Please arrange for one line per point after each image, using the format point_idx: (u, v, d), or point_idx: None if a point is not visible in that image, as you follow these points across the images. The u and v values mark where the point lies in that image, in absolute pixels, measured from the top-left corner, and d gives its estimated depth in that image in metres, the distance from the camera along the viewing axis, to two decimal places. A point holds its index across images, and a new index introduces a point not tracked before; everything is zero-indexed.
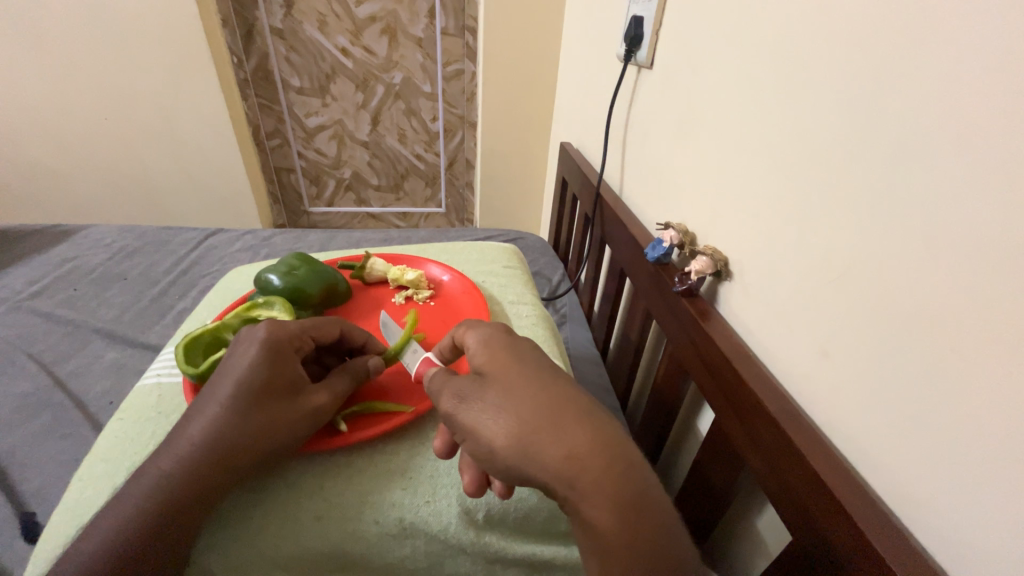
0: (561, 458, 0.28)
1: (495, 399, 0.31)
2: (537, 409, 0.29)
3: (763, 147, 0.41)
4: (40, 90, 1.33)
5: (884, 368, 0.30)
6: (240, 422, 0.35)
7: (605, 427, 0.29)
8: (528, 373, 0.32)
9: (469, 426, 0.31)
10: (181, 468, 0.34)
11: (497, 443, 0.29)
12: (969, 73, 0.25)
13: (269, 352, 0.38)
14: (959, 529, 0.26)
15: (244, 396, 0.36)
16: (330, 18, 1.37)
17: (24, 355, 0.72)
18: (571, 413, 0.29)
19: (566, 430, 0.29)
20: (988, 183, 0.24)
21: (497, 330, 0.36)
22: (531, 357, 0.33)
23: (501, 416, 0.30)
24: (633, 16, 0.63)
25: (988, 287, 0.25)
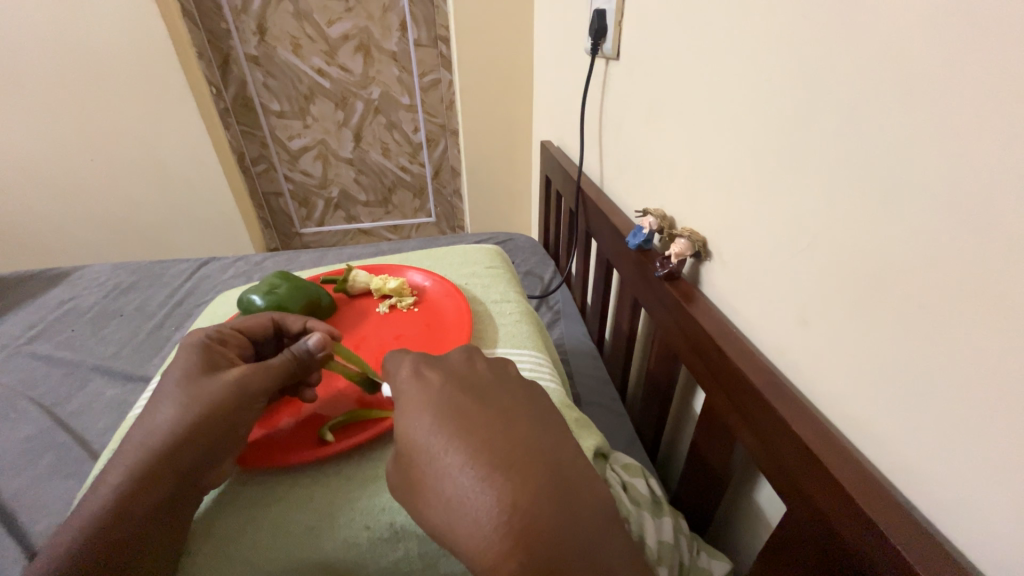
0: (466, 527, 0.27)
1: (425, 458, 0.29)
2: (439, 474, 0.29)
3: (729, 125, 0.42)
4: (25, 138, 1.35)
5: (862, 331, 0.31)
6: (175, 413, 0.37)
7: (509, 490, 0.27)
8: (431, 435, 0.30)
9: (411, 488, 0.30)
10: (135, 469, 0.35)
11: (433, 508, 0.29)
12: (914, 32, 0.25)
13: (197, 346, 0.42)
14: (946, 482, 0.27)
15: (178, 390, 0.39)
16: (303, 40, 1.39)
17: (25, 399, 0.72)
18: (470, 473, 0.28)
19: (467, 497, 0.27)
20: (941, 140, 0.25)
21: (410, 382, 0.34)
22: (456, 401, 0.32)
23: (433, 474, 0.29)
24: (596, 9, 0.64)
25: (947, 238, 0.25)
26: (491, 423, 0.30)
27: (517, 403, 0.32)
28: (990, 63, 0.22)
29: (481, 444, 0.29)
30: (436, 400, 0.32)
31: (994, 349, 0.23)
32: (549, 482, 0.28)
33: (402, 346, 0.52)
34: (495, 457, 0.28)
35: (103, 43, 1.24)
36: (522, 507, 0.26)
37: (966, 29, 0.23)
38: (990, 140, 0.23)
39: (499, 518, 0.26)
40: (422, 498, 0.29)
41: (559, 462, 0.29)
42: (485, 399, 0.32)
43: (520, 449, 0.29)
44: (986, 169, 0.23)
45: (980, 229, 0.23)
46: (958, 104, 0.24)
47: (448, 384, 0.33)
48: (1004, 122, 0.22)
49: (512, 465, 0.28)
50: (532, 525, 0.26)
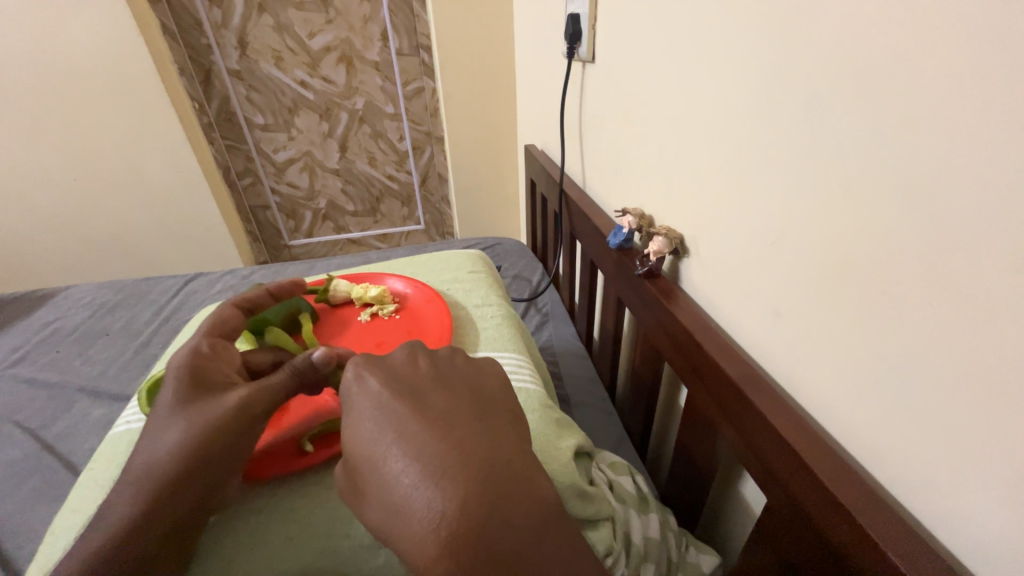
0: (397, 536, 0.27)
1: (367, 465, 0.29)
2: (378, 480, 0.29)
3: (701, 122, 0.42)
4: (7, 161, 1.34)
5: (832, 321, 0.31)
6: (186, 433, 0.35)
7: (447, 505, 0.27)
8: (374, 441, 0.30)
9: (356, 495, 0.30)
10: (149, 491, 0.34)
11: (374, 514, 0.29)
12: (876, 26, 0.26)
13: (189, 368, 0.39)
14: (916, 463, 0.27)
15: (181, 408, 0.37)
16: (285, 53, 1.39)
17: (9, 423, 0.72)
18: (407, 484, 0.28)
19: (409, 503, 0.27)
20: (913, 128, 0.25)
21: (350, 386, 0.33)
22: (394, 405, 0.31)
23: (376, 481, 0.29)
24: (571, 14, 0.65)
25: (907, 226, 0.26)
26: (429, 426, 0.30)
27: (458, 403, 0.32)
28: (949, 52, 0.23)
29: (421, 448, 0.28)
30: (381, 405, 0.31)
31: (969, 336, 0.24)
32: (491, 493, 0.27)
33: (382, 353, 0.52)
34: (431, 471, 0.28)
35: (84, 62, 1.24)
36: (459, 523, 0.26)
37: (922, 21, 0.24)
38: (954, 129, 0.23)
39: (426, 535, 0.26)
40: (360, 499, 0.30)
41: (508, 483, 0.28)
42: (425, 400, 0.32)
43: (461, 466, 0.28)
44: (950, 157, 0.23)
45: (948, 219, 0.24)
46: (922, 94, 0.24)
47: (388, 386, 0.32)
48: (967, 109, 0.22)
49: (456, 478, 0.27)
50: (468, 542, 0.26)
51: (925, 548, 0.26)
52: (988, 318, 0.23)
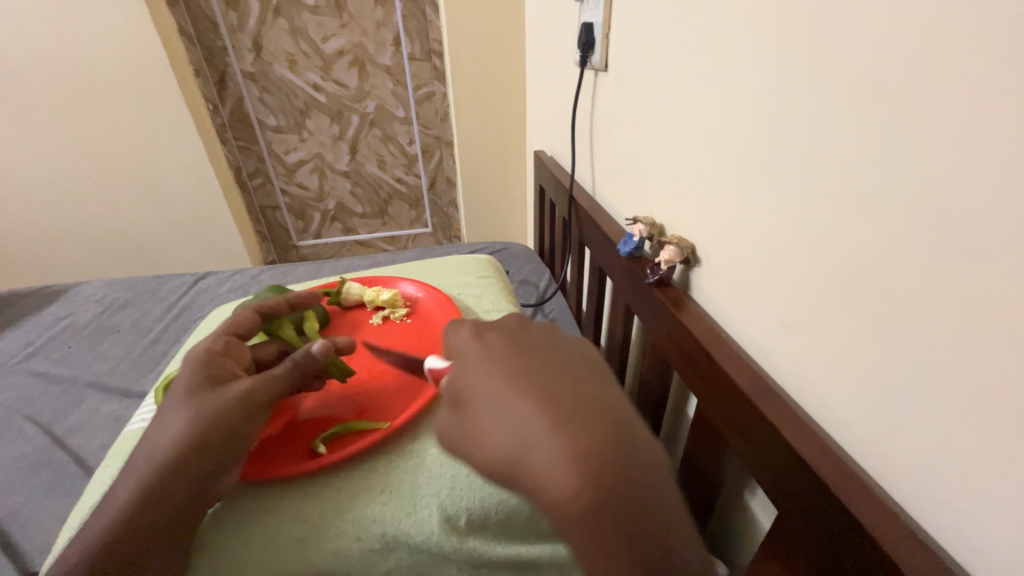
0: (516, 469, 0.27)
1: (484, 410, 0.30)
2: (492, 411, 0.29)
3: (713, 133, 0.43)
4: (24, 157, 1.36)
5: (844, 335, 0.31)
6: (182, 429, 0.37)
7: (578, 444, 0.26)
8: (495, 387, 0.30)
9: (469, 441, 0.30)
10: (148, 479, 0.36)
11: (493, 457, 0.28)
12: (889, 43, 0.26)
13: (200, 362, 0.41)
14: (930, 479, 0.27)
15: (182, 398, 0.39)
16: (299, 56, 1.41)
17: (21, 416, 0.72)
18: (524, 417, 0.28)
19: (533, 443, 0.27)
20: (924, 145, 0.25)
21: (469, 343, 0.35)
22: (512, 357, 0.32)
23: (494, 425, 0.29)
24: (584, 23, 0.65)
25: (922, 242, 0.26)
26: (549, 376, 0.30)
27: (575, 361, 0.32)
28: (961, 71, 0.23)
29: (543, 393, 0.28)
30: (495, 350, 0.33)
31: (981, 353, 0.24)
32: (621, 437, 0.26)
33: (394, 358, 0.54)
34: (554, 401, 0.28)
35: (102, 61, 1.26)
36: (590, 463, 0.25)
37: (935, 40, 0.24)
38: (973, 146, 0.23)
39: (551, 465, 0.26)
40: (469, 438, 0.30)
41: (636, 433, 0.27)
42: (540, 356, 0.32)
43: (583, 404, 0.27)
44: (963, 174, 0.23)
45: (959, 234, 0.24)
46: (937, 111, 0.24)
47: (505, 345, 0.34)
48: (980, 128, 0.23)
49: (581, 421, 0.27)
50: (602, 483, 0.25)
51: (936, 562, 0.25)
52: (997, 335, 0.23)
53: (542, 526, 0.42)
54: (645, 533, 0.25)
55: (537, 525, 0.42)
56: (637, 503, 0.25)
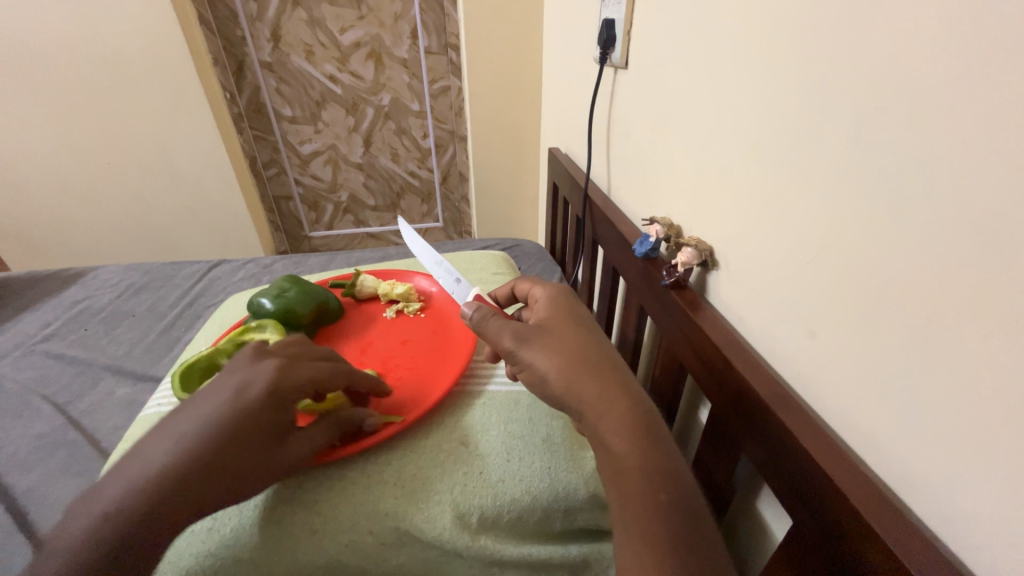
0: (577, 374, 0.38)
1: (553, 343, 0.40)
2: (562, 349, 0.40)
3: (736, 136, 0.42)
4: (45, 142, 1.38)
5: (871, 346, 0.30)
6: (226, 470, 0.35)
7: (620, 385, 0.38)
8: (567, 334, 0.41)
9: (529, 361, 0.40)
10: (149, 495, 0.33)
11: (551, 375, 0.39)
12: (915, 46, 0.26)
13: (274, 402, 0.38)
14: (955, 499, 0.26)
15: (230, 424, 0.35)
16: (316, 47, 1.41)
17: (38, 396, 0.74)
18: (582, 342, 0.41)
19: (592, 377, 0.38)
20: (943, 151, 0.25)
21: (544, 301, 0.47)
22: (579, 321, 0.43)
23: (559, 358, 0.39)
24: (605, 19, 0.64)
25: (957, 256, 0.25)
26: (601, 340, 0.42)
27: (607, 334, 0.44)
28: (997, 78, 0.22)
29: (601, 348, 0.41)
30: (546, 303, 0.46)
31: (1001, 363, 0.23)
32: (637, 387, 0.39)
33: (409, 352, 0.55)
34: (600, 338, 0.42)
35: (123, 48, 1.27)
36: (627, 396, 0.37)
37: (968, 44, 0.23)
38: (1013, 157, 0.22)
39: (603, 372, 0.39)
40: (534, 354, 0.40)
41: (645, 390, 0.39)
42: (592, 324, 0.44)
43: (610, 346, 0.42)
44: (991, 182, 0.23)
45: (984, 242, 0.23)
46: (965, 116, 0.24)
47: (570, 309, 0.45)
48: (1001, 136, 0.22)
49: (622, 375, 0.39)
50: (634, 406, 0.37)
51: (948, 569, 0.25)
52: (1006, 344, 0.23)
53: (556, 527, 0.42)
54: (660, 427, 0.37)
55: (546, 526, 0.42)
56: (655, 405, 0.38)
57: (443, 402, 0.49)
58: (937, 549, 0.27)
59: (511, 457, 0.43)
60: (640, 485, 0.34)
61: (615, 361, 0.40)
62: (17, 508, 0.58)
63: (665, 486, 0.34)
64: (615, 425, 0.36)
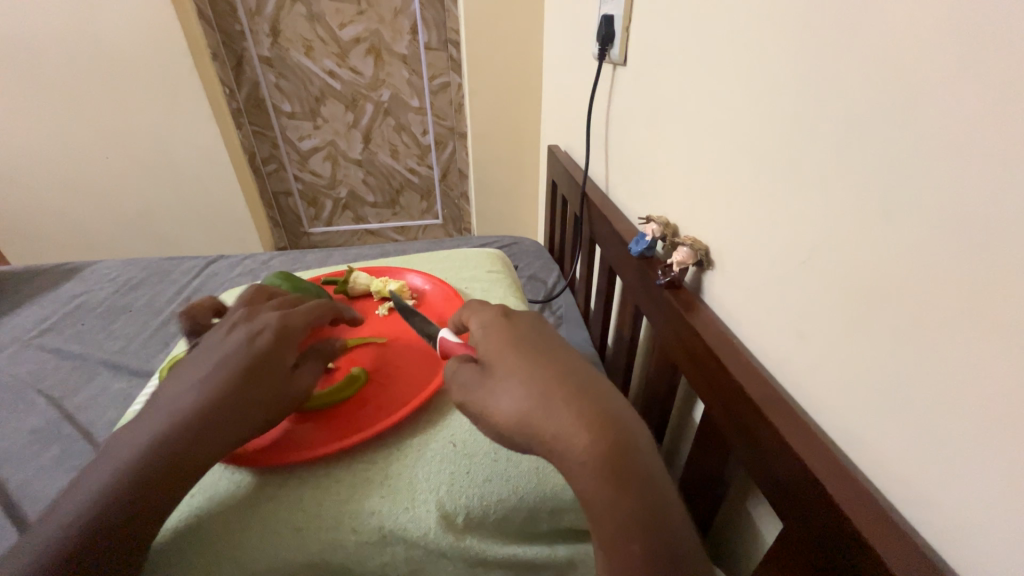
0: (531, 416, 0.31)
1: (501, 382, 0.33)
2: (509, 388, 0.33)
3: (732, 134, 0.41)
4: (45, 136, 1.38)
5: (864, 349, 0.30)
6: (226, 399, 0.39)
7: (582, 419, 0.30)
8: (514, 365, 0.34)
9: (480, 410, 0.34)
10: (159, 438, 0.36)
11: (504, 422, 0.32)
12: (910, 40, 0.25)
13: (274, 342, 0.44)
14: (947, 504, 0.26)
15: (241, 358, 0.41)
16: (315, 43, 1.41)
17: (33, 391, 0.74)
18: (528, 377, 0.33)
19: (548, 417, 0.30)
20: (933, 151, 0.25)
21: (490, 323, 0.39)
22: (527, 342, 0.36)
23: (508, 399, 0.32)
24: (604, 15, 0.64)
25: (950, 258, 0.24)
26: (557, 362, 0.34)
27: (567, 352, 0.36)
28: (998, 75, 0.22)
29: (556, 373, 0.33)
30: (490, 328, 0.39)
31: (989, 367, 0.23)
32: (611, 416, 0.30)
33: (399, 350, 0.55)
34: (555, 362, 0.34)
35: (122, 42, 1.27)
36: (594, 433, 0.29)
37: (963, 39, 0.23)
38: (1014, 154, 0.21)
39: (560, 404, 0.31)
40: (483, 402, 0.34)
41: (622, 415, 0.31)
42: (543, 344, 0.36)
43: (579, 368, 0.34)
44: (986, 180, 0.22)
45: (975, 242, 0.23)
46: (956, 115, 0.24)
47: (520, 331, 0.37)
48: (1000, 136, 0.22)
49: (586, 406, 0.30)
50: (606, 447, 0.29)
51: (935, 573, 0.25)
52: (995, 346, 0.23)
53: (542, 528, 0.42)
54: (642, 465, 0.29)
55: (534, 527, 0.42)
56: (638, 435, 0.30)
57: (432, 400, 0.49)
58: (926, 553, 0.26)
59: (498, 456, 0.43)
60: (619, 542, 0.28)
61: (577, 385, 0.32)
62: (10, 502, 0.58)
63: (639, 539, 0.28)
64: (583, 475, 0.29)
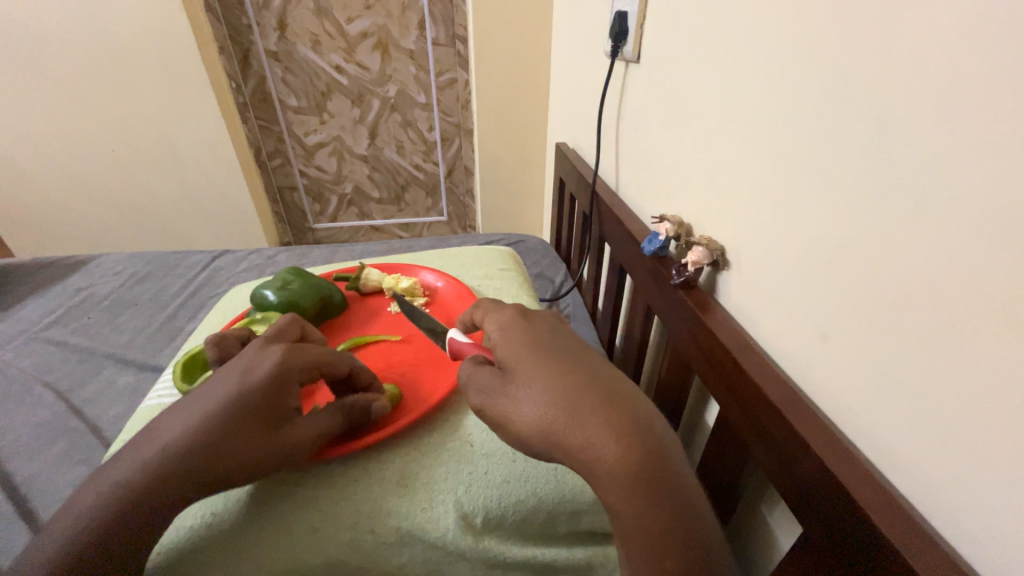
0: (558, 426, 0.30)
1: (524, 391, 0.33)
2: (532, 396, 0.32)
3: (750, 133, 0.41)
4: (50, 128, 1.38)
5: (886, 352, 0.30)
6: (215, 447, 0.35)
7: (611, 430, 0.29)
8: (537, 373, 0.33)
9: (502, 417, 0.33)
10: (148, 470, 0.34)
11: (529, 430, 0.32)
12: (939, 38, 0.25)
13: (276, 386, 0.38)
14: (971, 510, 0.25)
15: (225, 408, 0.36)
16: (322, 37, 1.40)
17: (40, 383, 0.74)
18: (554, 385, 0.32)
19: (576, 427, 0.30)
20: (961, 151, 0.24)
21: (508, 326, 0.38)
22: (549, 348, 0.35)
23: (533, 408, 0.32)
24: (617, 11, 0.63)
25: (977, 261, 0.24)
26: (582, 368, 0.33)
27: (588, 355, 0.35)
28: None
29: (581, 381, 0.32)
30: (509, 332, 0.37)
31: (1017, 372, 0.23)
32: (639, 425, 0.30)
33: (413, 348, 0.55)
34: (580, 369, 0.33)
35: (128, 35, 1.26)
36: (623, 443, 0.29)
37: (997, 37, 0.22)
38: None
39: (588, 412, 0.30)
40: (505, 409, 0.33)
41: (649, 424, 0.30)
42: (564, 348, 0.35)
43: (603, 372, 0.33)
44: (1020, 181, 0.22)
45: (1005, 245, 0.23)
46: (988, 115, 0.23)
47: (539, 336, 0.37)
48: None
49: (614, 416, 0.30)
50: (635, 456, 0.28)
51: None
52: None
53: (559, 530, 0.42)
54: (671, 468, 0.29)
55: (551, 529, 0.42)
56: (666, 440, 0.30)
57: (446, 398, 0.48)
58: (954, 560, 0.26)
59: (516, 457, 0.43)
60: (649, 547, 0.28)
61: (603, 392, 0.31)
62: (17, 494, 0.58)
63: (674, 550, 0.28)
64: (612, 484, 0.29)
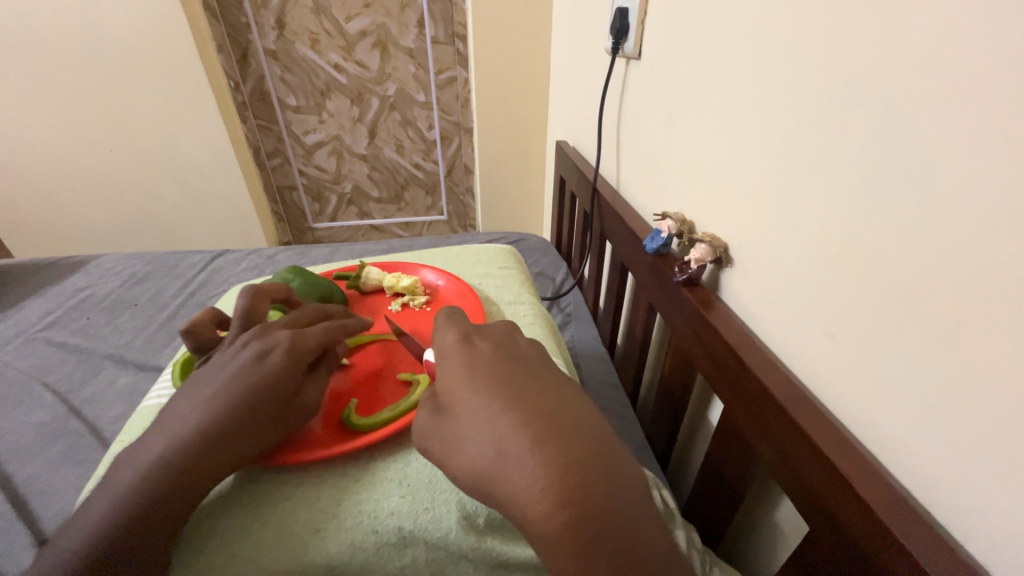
0: (496, 470, 0.28)
1: (465, 427, 0.30)
2: (472, 435, 0.30)
3: (753, 129, 0.40)
4: (49, 128, 1.38)
5: (891, 350, 0.29)
6: (227, 422, 0.38)
7: (548, 476, 0.27)
8: (479, 406, 0.30)
9: (443, 454, 0.31)
10: (168, 452, 0.36)
11: (472, 471, 0.29)
12: (942, 31, 0.25)
13: (280, 363, 0.42)
14: (978, 508, 0.25)
15: (234, 390, 0.39)
16: (321, 36, 1.40)
17: (39, 384, 0.73)
18: (488, 423, 0.29)
19: (514, 471, 0.27)
20: (965, 143, 0.24)
21: (454, 351, 0.35)
22: (495, 375, 0.32)
23: (474, 447, 0.29)
24: (618, 8, 0.62)
25: (983, 258, 0.24)
26: (528, 400, 0.30)
27: (539, 382, 0.32)
28: None
29: (523, 416, 0.29)
30: (457, 357, 0.35)
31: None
32: (584, 466, 0.27)
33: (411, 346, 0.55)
34: (523, 401, 0.30)
35: (126, 34, 1.26)
36: (562, 491, 0.26)
37: (1005, 30, 0.22)
38: None
39: (525, 455, 0.28)
40: (445, 448, 0.31)
41: (599, 462, 0.28)
42: (511, 374, 0.32)
43: (550, 401, 0.30)
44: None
45: (1009, 239, 0.22)
46: (997, 109, 0.23)
47: (488, 359, 0.34)
48: None
49: (552, 459, 0.27)
50: (577, 503, 0.26)
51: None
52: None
53: None
54: (624, 508, 0.27)
55: None
56: (616, 476, 0.27)
57: None
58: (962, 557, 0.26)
59: None
60: None
61: (543, 430, 0.28)
62: (17, 496, 0.58)
63: None
64: (552, 541, 0.26)
